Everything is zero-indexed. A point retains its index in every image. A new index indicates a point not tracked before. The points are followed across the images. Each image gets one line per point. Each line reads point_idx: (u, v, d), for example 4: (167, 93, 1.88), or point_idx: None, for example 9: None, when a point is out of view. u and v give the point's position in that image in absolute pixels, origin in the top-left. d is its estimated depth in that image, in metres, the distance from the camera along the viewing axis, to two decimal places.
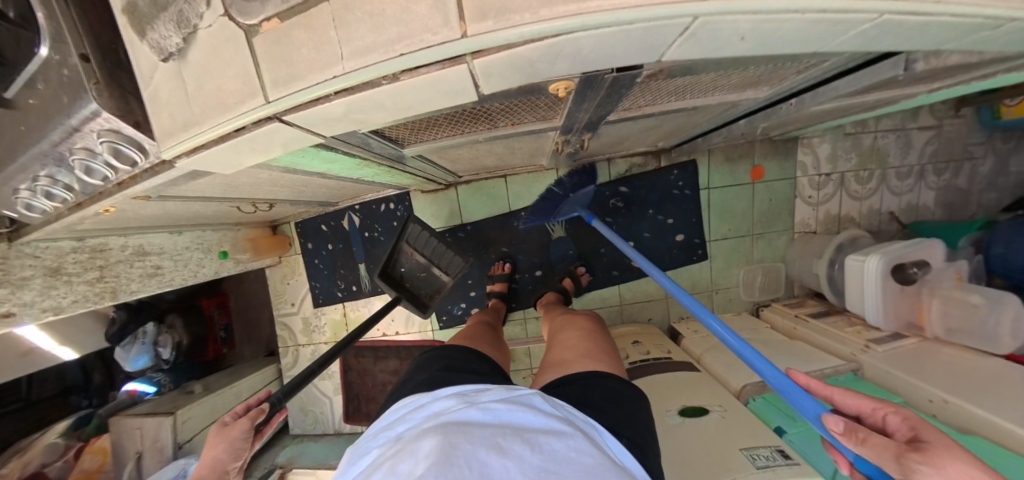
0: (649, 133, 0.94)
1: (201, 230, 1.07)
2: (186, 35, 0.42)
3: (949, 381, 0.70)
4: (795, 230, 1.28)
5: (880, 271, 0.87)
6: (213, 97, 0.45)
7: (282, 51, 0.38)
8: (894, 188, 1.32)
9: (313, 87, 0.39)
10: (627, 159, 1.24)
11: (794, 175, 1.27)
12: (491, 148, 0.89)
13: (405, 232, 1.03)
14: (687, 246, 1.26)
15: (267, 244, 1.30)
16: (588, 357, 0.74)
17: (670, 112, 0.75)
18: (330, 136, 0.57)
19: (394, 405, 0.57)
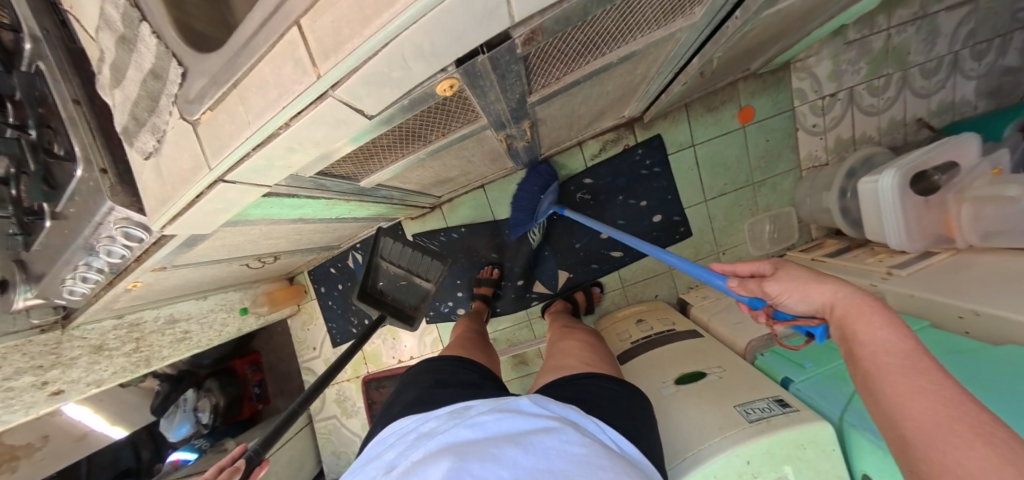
0: (598, 103, 0.89)
1: (224, 292, 1.21)
2: (158, 138, 0.58)
3: (987, 290, 0.63)
4: (801, 167, 1.16)
5: (896, 185, 0.83)
6: (177, 176, 0.57)
7: (217, 131, 0.52)
8: (919, 89, 1.13)
9: (238, 150, 0.51)
10: (599, 138, 1.17)
11: (790, 106, 1.13)
12: (445, 163, 0.93)
13: (378, 246, 1.07)
14: (669, 226, 1.19)
15: (286, 295, 1.46)
16: (591, 364, 0.74)
17: (596, 74, 0.70)
18: (277, 183, 0.64)
19: (392, 425, 0.58)
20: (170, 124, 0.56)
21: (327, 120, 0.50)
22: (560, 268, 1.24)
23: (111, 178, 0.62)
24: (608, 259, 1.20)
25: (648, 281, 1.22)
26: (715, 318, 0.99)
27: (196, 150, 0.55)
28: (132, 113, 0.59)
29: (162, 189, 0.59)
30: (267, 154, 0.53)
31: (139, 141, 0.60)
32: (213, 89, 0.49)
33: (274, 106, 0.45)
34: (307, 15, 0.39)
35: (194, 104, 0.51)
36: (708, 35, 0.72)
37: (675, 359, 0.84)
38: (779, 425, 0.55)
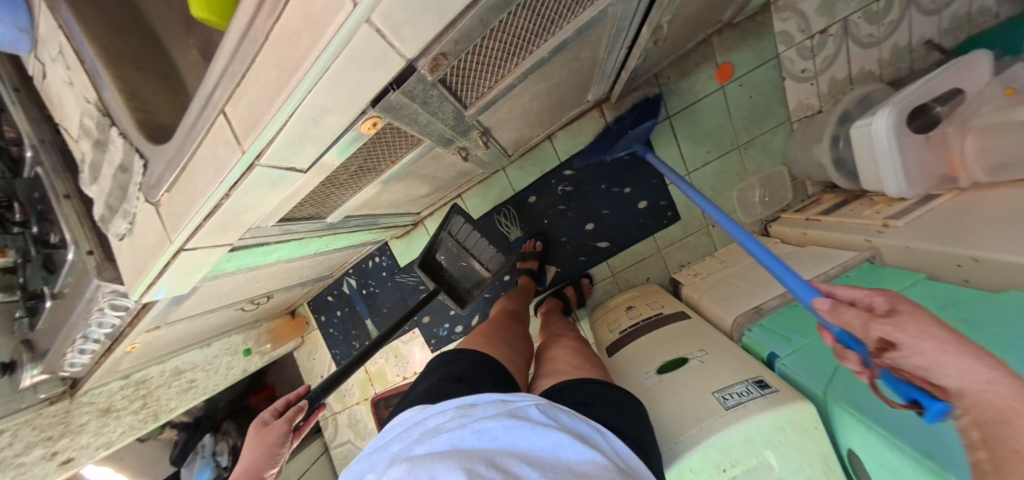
0: (552, 94, 0.84)
1: (229, 337, 1.29)
2: (130, 221, 0.60)
3: (989, 233, 0.57)
4: (792, 119, 1.07)
5: (890, 125, 0.79)
6: (148, 250, 0.59)
7: (178, 209, 0.53)
8: (927, 5, 0.97)
9: (192, 223, 0.52)
10: (569, 129, 1.11)
11: (773, 54, 1.01)
12: (410, 183, 0.92)
13: (449, 222, 1.08)
14: (655, 212, 1.13)
15: (291, 328, 1.55)
16: (580, 366, 0.72)
17: (537, 70, 0.66)
18: (238, 239, 0.65)
19: (391, 420, 0.53)
20: (138, 208, 0.57)
21: (265, 183, 0.51)
22: (548, 265, 1.21)
23: (98, 257, 0.66)
24: (597, 250, 1.17)
25: (640, 264, 1.19)
26: (706, 298, 0.97)
27: (160, 225, 0.55)
28: (106, 203, 0.61)
29: (136, 261, 0.61)
30: (220, 219, 0.53)
31: (112, 225, 0.62)
32: (169, 172, 0.50)
33: (214, 181, 0.47)
34: (229, 103, 0.42)
35: (157, 187, 0.53)
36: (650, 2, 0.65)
37: (663, 347, 0.84)
38: (756, 410, 0.56)
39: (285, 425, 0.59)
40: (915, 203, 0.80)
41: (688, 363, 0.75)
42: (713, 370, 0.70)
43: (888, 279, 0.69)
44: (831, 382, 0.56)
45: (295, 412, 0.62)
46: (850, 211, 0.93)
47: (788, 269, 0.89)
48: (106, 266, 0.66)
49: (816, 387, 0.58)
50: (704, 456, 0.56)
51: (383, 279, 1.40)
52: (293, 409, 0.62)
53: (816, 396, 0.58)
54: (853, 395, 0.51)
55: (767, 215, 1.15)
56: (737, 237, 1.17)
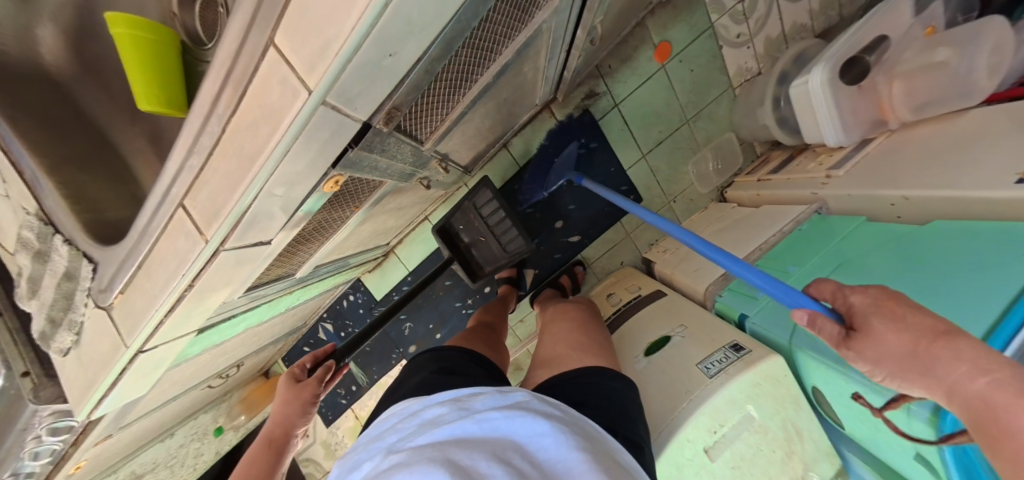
0: (498, 111, 0.82)
1: (193, 420, 1.13)
2: (76, 331, 0.58)
3: (919, 170, 0.62)
4: (733, 86, 1.09)
5: (824, 82, 0.80)
6: (99, 359, 0.57)
7: (129, 316, 0.52)
8: None
9: (149, 324, 0.51)
10: (522, 134, 1.12)
11: (708, 24, 1.01)
12: (375, 221, 0.90)
13: (475, 193, 0.99)
14: (618, 198, 1.17)
15: (265, 392, 1.34)
16: (578, 347, 0.71)
17: (483, 94, 0.61)
18: (200, 329, 0.62)
19: (389, 410, 0.49)
20: (87, 314, 0.55)
21: (225, 274, 0.50)
22: (527, 268, 1.23)
23: (33, 377, 0.65)
24: (570, 245, 1.21)
25: (613, 250, 1.24)
26: (678, 272, 1.00)
27: (113, 334, 0.54)
28: (46, 317, 0.58)
29: (86, 373, 0.59)
30: (180, 316, 0.52)
31: (55, 340, 0.60)
32: (121, 274, 0.49)
33: (174, 274, 0.46)
34: (188, 195, 0.42)
35: (105, 292, 0.51)
36: (580, 7, 0.63)
37: (647, 326, 0.90)
38: (737, 374, 0.61)
39: (316, 385, 0.60)
40: (851, 150, 0.84)
41: (671, 338, 0.81)
42: (693, 341, 0.75)
43: (834, 224, 0.73)
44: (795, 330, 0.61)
45: (324, 371, 0.63)
46: (798, 166, 0.96)
47: (747, 231, 0.93)
48: (47, 384, 0.65)
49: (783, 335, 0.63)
50: (700, 421, 0.61)
51: (361, 318, 1.31)
52: (324, 367, 0.63)
53: (783, 346, 0.63)
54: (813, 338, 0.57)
55: (723, 182, 1.19)
56: (698, 207, 1.22)
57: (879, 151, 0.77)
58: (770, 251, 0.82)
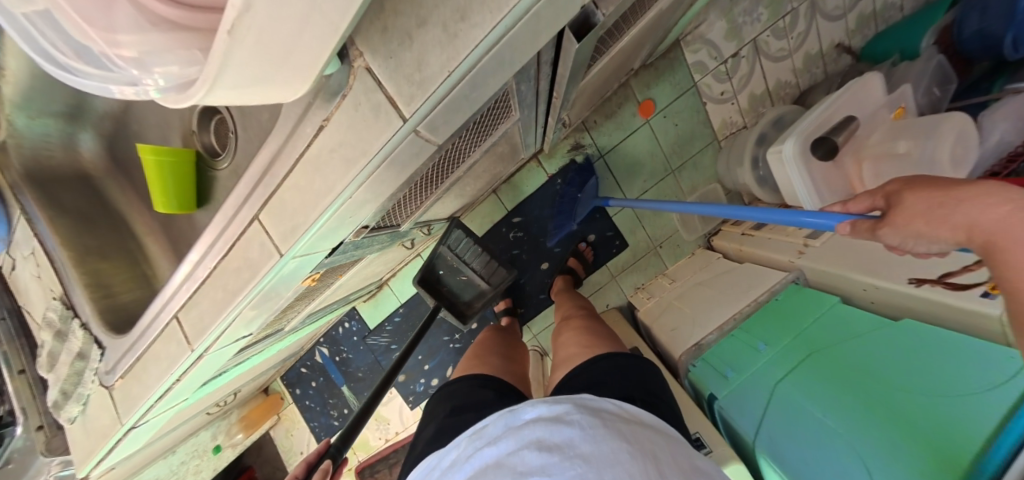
0: (477, 180, 0.87)
1: (195, 436, 1.23)
2: (83, 401, 0.67)
3: (897, 262, 0.61)
4: (719, 137, 1.10)
5: (797, 154, 0.79)
6: (102, 424, 0.65)
7: (133, 386, 0.60)
8: (829, 13, 1.00)
9: (151, 396, 0.59)
10: (510, 182, 1.17)
11: (691, 82, 1.04)
12: (360, 276, 0.95)
13: (449, 236, 0.99)
14: (603, 242, 1.21)
15: (263, 412, 1.44)
16: (591, 345, 0.66)
17: (457, 180, 0.70)
18: (197, 386, 0.70)
19: (419, 466, 0.43)
20: (91, 389, 0.64)
21: (219, 353, 0.58)
22: (513, 306, 1.26)
23: (47, 429, 0.81)
24: None
25: (598, 292, 1.27)
26: (658, 324, 0.99)
27: (114, 406, 0.63)
28: (61, 387, 0.67)
29: (88, 441, 0.68)
30: (187, 380, 0.60)
31: (65, 408, 0.69)
32: (129, 355, 0.57)
33: (165, 372, 0.55)
34: (189, 297, 0.49)
35: (116, 364, 0.59)
36: (546, 108, 0.68)
37: None
38: None
39: None
40: None
41: None
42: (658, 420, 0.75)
43: (798, 308, 0.70)
44: (762, 430, 0.58)
45: (320, 474, 0.45)
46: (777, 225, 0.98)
47: (725, 289, 0.92)
48: (56, 435, 0.81)
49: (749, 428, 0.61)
50: None
51: (354, 345, 1.38)
52: (321, 472, 0.46)
53: (749, 442, 0.61)
54: (781, 454, 0.54)
55: (709, 229, 1.22)
56: (684, 252, 1.24)
57: None
58: (745, 321, 0.78)
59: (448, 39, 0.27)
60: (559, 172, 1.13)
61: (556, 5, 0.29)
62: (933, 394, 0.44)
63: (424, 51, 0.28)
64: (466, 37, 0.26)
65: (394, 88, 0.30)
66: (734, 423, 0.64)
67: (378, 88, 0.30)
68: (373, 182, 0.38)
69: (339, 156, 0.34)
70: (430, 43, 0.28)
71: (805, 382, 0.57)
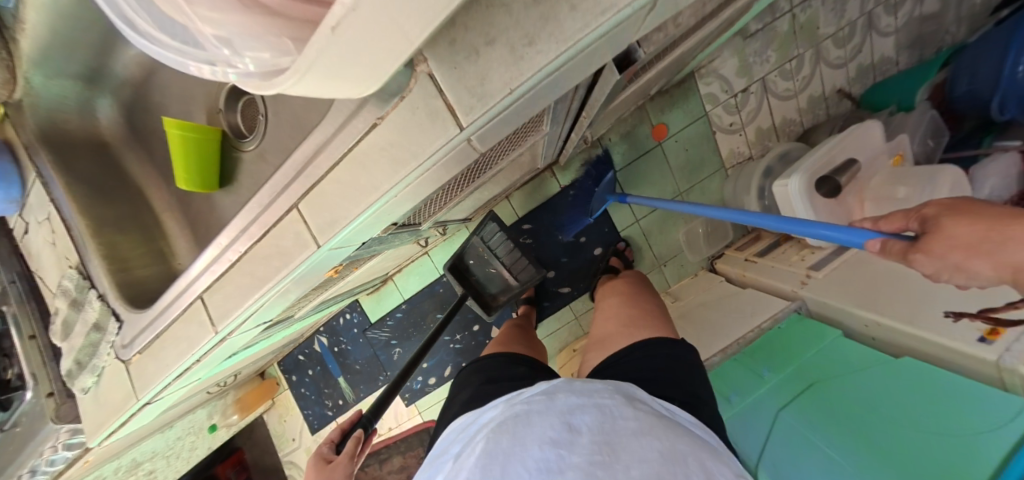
0: (496, 186, 0.92)
1: (193, 413, 1.25)
2: (97, 373, 0.68)
3: (900, 302, 0.65)
4: (727, 165, 1.16)
5: (802, 187, 0.84)
6: (117, 399, 0.67)
7: (152, 361, 0.62)
8: (832, 61, 1.06)
9: (169, 373, 0.60)
10: (522, 190, 1.21)
11: (702, 111, 1.10)
12: (372, 269, 1.00)
13: (484, 229, 1.03)
14: (609, 257, 1.24)
15: (257, 397, 1.46)
16: (645, 322, 0.74)
17: (482, 185, 0.76)
18: (213, 365, 0.74)
19: (454, 427, 0.47)
20: (108, 360, 0.67)
21: (242, 332, 0.62)
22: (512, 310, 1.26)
23: (56, 397, 0.78)
24: (559, 294, 1.26)
25: None
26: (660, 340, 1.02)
27: (128, 381, 0.65)
28: (77, 358, 0.69)
29: (98, 413, 0.69)
30: (209, 357, 0.63)
31: (79, 379, 0.70)
32: (150, 330, 0.60)
33: (186, 352, 0.58)
34: (224, 273, 0.53)
35: (141, 331, 0.60)
36: (570, 126, 0.74)
37: None
38: None
39: (350, 462, 0.52)
40: (828, 254, 0.90)
41: None
42: None
43: (799, 338, 0.75)
44: (766, 454, 0.61)
45: (355, 443, 0.55)
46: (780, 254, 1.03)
47: (728, 313, 0.95)
48: (65, 403, 0.78)
49: (751, 451, 0.63)
50: None
51: (354, 337, 1.40)
52: (352, 440, 0.55)
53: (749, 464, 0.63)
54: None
55: (713, 252, 1.25)
56: (687, 271, 1.27)
57: (852, 260, 0.83)
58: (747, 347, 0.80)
59: (513, 60, 0.32)
60: (571, 185, 1.18)
61: (610, 43, 0.34)
62: (938, 430, 0.47)
63: (488, 68, 0.33)
64: (531, 60, 0.31)
65: (454, 96, 0.34)
66: (735, 444, 0.67)
67: (438, 95, 0.35)
68: (422, 182, 0.43)
69: (387, 159, 0.39)
70: (494, 60, 0.32)
71: (812, 410, 0.60)
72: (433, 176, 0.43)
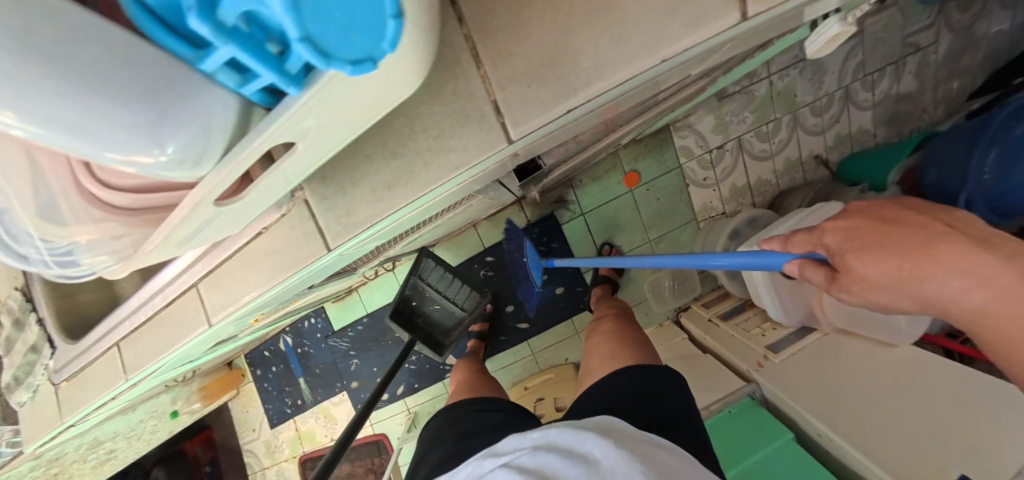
0: (449, 225, 0.93)
1: (154, 399, 1.29)
2: (48, 375, 0.74)
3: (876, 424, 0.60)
4: (700, 218, 1.15)
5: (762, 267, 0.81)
6: (67, 403, 0.72)
7: (98, 374, 0.67)
8: (810, 126, 1.10)
9: (109, 392, 0.68)
10: (492, 220, 1.19)
11: (677, 164, 1.10)
12: (322, 294, 1.01)
13: (418, 266, 1.01)
14: (569, 297, 1.24)
15: (222, 386, 1.52)
16: (612, 357, 0.72)
17: (427, 230, 0.77)
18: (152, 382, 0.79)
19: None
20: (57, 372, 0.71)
21: (168, 363, 0.66)
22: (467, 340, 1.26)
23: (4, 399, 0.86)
24: (517, 329, 1.26)
25: (557, 346, 1.27)
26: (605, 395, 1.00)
27: (73, 394, 0.71)
28: (27, 360, 0.74)
29: (46, 416, 0.76)
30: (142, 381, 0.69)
31: (30, 379, 0.76)
32: (96, 338, 0.65)
33: (121, 378, 0.64)
34: (155, 310, 0.57)
35: (87, 348, 0.67)
36: (519, 186, 0.73)
37: None
38: None
39: None
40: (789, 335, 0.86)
41: None
42: None
43: (760, 429, 0.72)
44: None
45: None
46: (742, 322, 0.98)
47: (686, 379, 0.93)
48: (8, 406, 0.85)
49: None
50: None
51: (317, 342, 1.44)
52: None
53: None
54: None
55: (679, 304, 1.20)
56: (651, 319, 1.23)
57: (811, 351, 0.79)
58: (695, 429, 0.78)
59: (375, 200, 0.31)
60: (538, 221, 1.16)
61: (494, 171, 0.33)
62: None
63: (354, 203, 0.32)
64: (389, 202, 0.31)
65: (324, 223, 0.34)
66: None
67: (312, 218, 0.35)
68: (322, 266, 0.45)
69: (267, 263, 0.41)
70: (359, 198, 0.32)
71: None
72: (332, 262, 0.44)
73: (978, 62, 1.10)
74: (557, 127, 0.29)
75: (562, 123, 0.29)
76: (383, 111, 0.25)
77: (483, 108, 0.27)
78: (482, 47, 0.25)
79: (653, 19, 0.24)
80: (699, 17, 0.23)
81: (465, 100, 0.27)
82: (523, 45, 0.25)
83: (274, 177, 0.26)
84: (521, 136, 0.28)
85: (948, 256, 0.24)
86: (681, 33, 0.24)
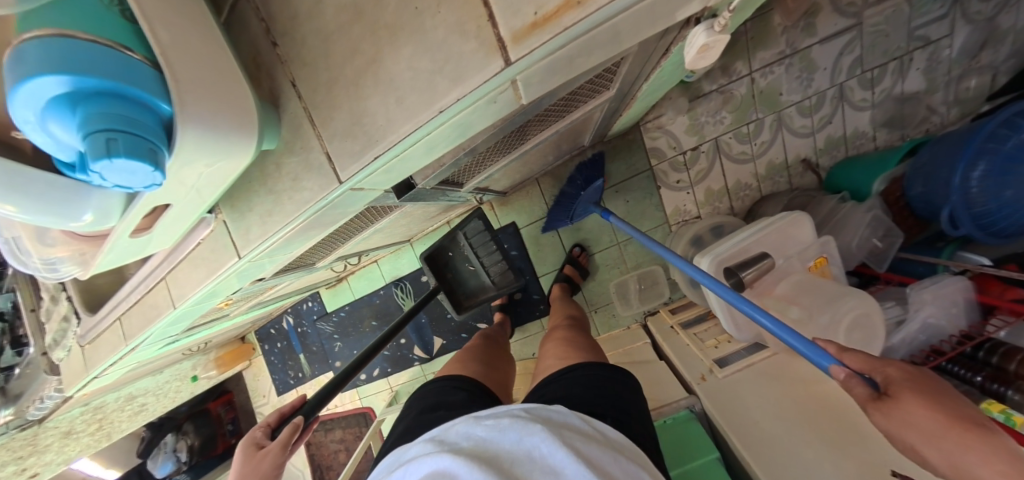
0: (411, 224, 1.01)
1: (177, 365, 1.52)
2: (74, 339, 0.88)
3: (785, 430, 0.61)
4: (670, 222, 1.12)
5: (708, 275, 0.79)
6: (92, 360, 0.86)
7: (108, 343, 0.81)
8: (796, 128, 1.03)
9: (114, 356, 0.82)
10: (462, 214, 1.22)
11: (646, 167, 1.08)
12: (298, 286, 1.13)
13: (466, 225, 0.97)
14: (528, 303, 1.27)
15: (234, 356, 1.74)
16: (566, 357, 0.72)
17: (374, 231, 0.82)
18: (148, 350, 0.93)
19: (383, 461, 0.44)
20: (79, 334, 0.85)
21: (157, 335, 0.80)
22: (435, 336, 1.41)
23: (49, 357, 0.97)
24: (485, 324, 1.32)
25: (527, 339, 1.31)
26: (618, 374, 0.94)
27: (94, 355, 0.86)
28: (59, 326, 0.89)
29: (76, 371, 0.91)
30: (139, 349, 0.84)
31: (63, 343, 0.91)
32: (100, 313, 0.78)
33: (121, 345, 0.79)
34: (140, 294, 0.68)
35: (96, 321, 0.80)
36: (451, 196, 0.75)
37: None
38: None
39: (280, 451, 0.46)
40: (743, 349, 0.83)
41: None
42: None
43: (687, 436, 0.74)
44: None
45: (292, 431, 0.49)
46: (702, 332, 0.95)
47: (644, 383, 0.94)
48: (52, 362, 0.98)
49: None
50: None
51: (312, 322, 1.61)
52: (290, 427, 0.49)
53: None
54: None
55: (647, 308, 1.18)
56: (619, 323, 1.24)
57: (752, 365, 0.77)
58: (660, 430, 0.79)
59: (263, 222, 0.43)
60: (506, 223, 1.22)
61: (347, 199, 0.41)
62: None
63: (250, 225, 0.44)
64: (272, 223, 0.42)
65: (236, 238, 0.46)
66: None
67: (227, 235, 0.47)
68: (241, 268, 0.53)
69: (201, 265, 0.52)
70: (252, 219, 0.44)
71: None
72: (246, 266, 0.53)
73: (1007, 56, 0.96)
74: (383, 163, 0.34)
75: (377, 159, 0.33)
76: (233, 169, 0.34)
77: (319, 157, 0.36)
78: (314, 114, 0.34)
79: (425, 80, 0.28)
80: (463, 72, 0.26)
81: (307, 151, 0.36)
82: (335, 112, 0.33)
83: (174, 212, 0.38)
84: (347, 178, 0.35)
85: (928, 419, 0.24)
86: (449, 87, 0.27)
